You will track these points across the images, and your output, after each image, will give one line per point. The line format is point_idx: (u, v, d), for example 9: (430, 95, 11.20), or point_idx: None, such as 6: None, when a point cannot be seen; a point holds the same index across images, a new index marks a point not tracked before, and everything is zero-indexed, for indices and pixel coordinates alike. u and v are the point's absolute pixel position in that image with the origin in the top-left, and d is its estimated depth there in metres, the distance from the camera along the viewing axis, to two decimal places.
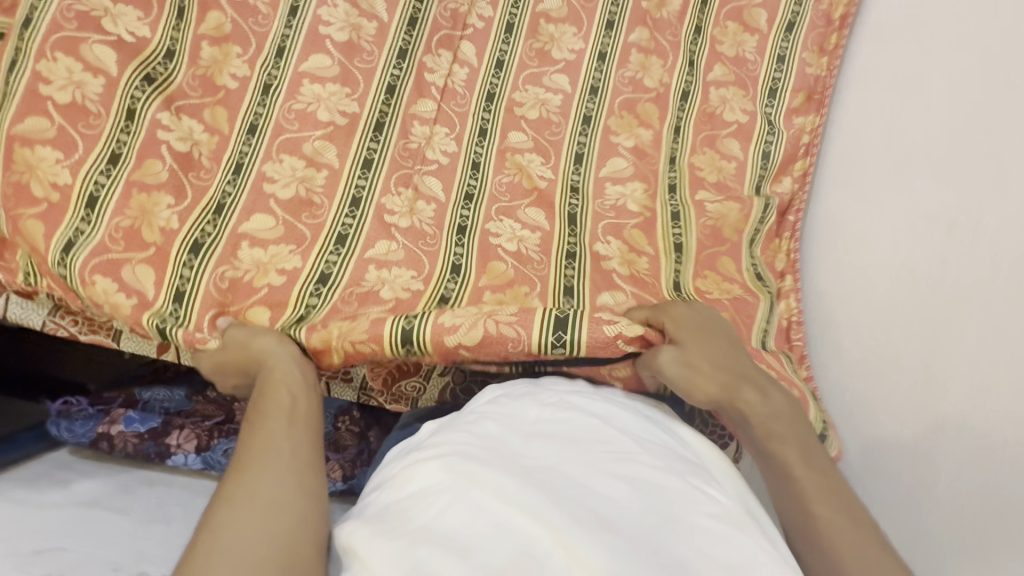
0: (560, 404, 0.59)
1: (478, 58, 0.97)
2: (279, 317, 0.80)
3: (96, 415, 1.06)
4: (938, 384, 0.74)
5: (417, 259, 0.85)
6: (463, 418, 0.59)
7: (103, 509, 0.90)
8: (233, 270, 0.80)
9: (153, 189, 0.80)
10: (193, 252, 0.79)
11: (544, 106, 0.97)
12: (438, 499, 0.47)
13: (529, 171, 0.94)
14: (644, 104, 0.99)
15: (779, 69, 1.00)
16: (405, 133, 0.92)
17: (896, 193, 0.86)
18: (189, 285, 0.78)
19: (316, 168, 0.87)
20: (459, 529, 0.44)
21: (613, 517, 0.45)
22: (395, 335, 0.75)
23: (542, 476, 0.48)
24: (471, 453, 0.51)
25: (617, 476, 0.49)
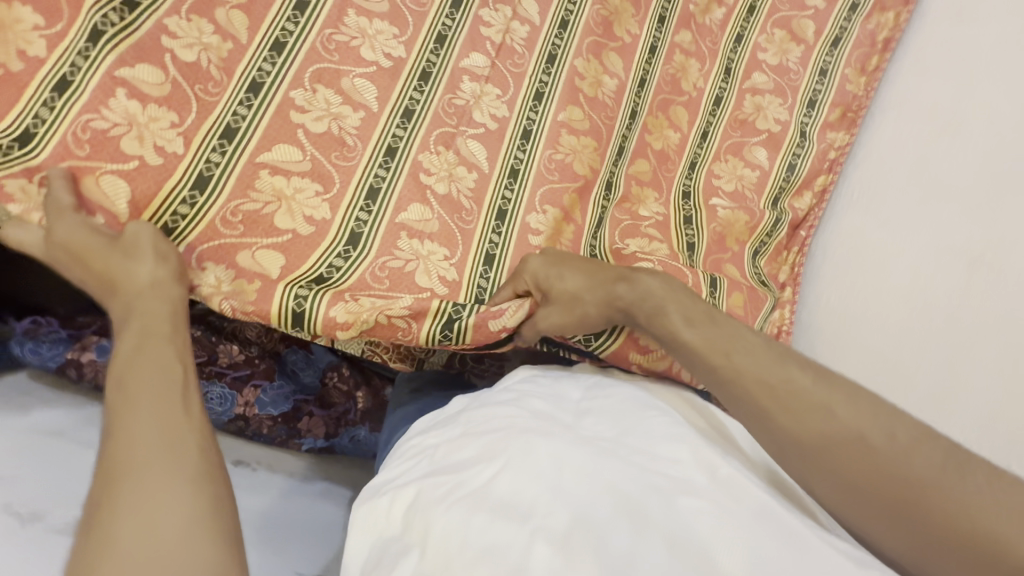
0: (600, 386, 0.63)
1: (540, 17, 0.94)
2: (294, 266, 0.76)
3: (65, 339, 0.98)
4: (949, 409, 0.78)
5: (450, 235, 0.83)
6: (499, 395, 0.61)
7: (69, 442, 0.85)
8: (249, 206, 0.76)
9: (149, 99, 0.74)
10: (196, 189, 0.75)
11: (600, 86, 0.95)
12: (490, 466, 0.49)
13: (580, 155, 0.92)
14: (677, 107, 0.98)
15: (821, 83, 1.01)
16: (452, 87, 0.89)
17: (920, 221, 0.90)
18: (184, 224, 0.74)
19: (353, 107, 0.84)
20: (518, 493, 0.46)
21: (680, 478, 0.47)
22: (435, 327, 0.75)
23: (602, 444, 0.51)
24: (524, 424, 0.54)
25: (676, 443, 0.52)
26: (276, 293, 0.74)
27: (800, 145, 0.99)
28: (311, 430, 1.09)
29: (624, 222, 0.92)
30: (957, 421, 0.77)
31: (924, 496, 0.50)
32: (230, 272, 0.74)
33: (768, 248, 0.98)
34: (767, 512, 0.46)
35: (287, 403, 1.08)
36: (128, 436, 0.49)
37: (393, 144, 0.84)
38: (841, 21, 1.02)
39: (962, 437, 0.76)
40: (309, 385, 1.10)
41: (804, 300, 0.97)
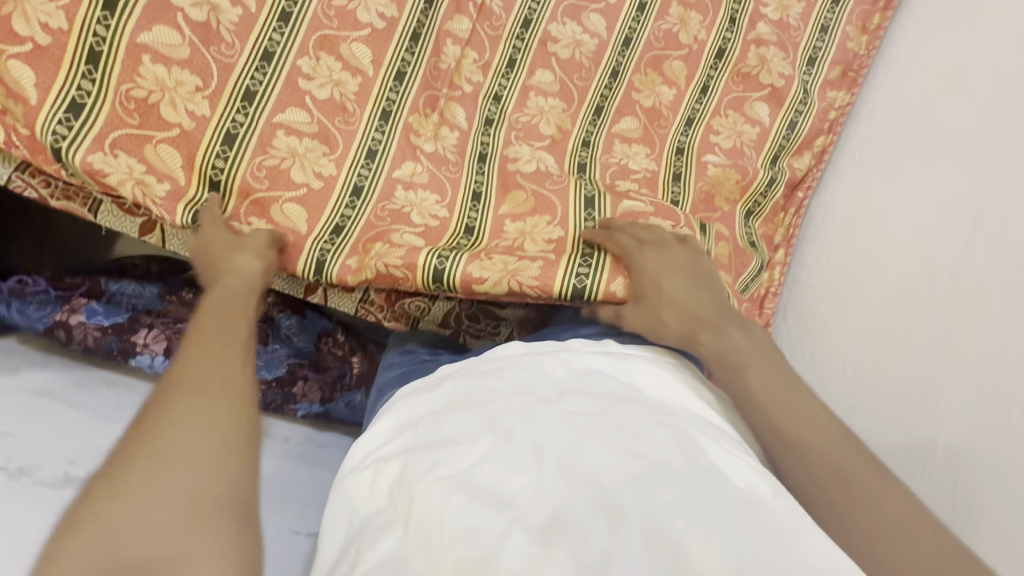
0: (586, 368, 0.61)
1: None
2: (317, 218, 0.75)
3: (54, 300, 0.96)
4: (950, 364, 0.76)
5: (440, 184, 0.81)
6: (490, 365, 0.61)
7: (57, 402, 0.84)
8: (271, 161, 0.75)
9: (173, 63, 0.71)
10: (226, 144, 0.73)
11: (579, 47, 0.91)
12: (476, 448, 0.50)
13: (548, 117, 0.88)
14: (672, 62, 0.95)
15: (822, 40, 0.99)
16: (437, 52, 0.85)
17: (923, 179, 0.89)
18: (224, 178, 0.73)
19: (353, 72, 0.79)
20: (497, 480, 0.48)
21: (657, 464, 0.48)
22: (428, 271, 0.74)
23: (580, 422, 0.52)
24: (515, 404, 0.54)
25: (659, 427, 0.52)
26: (304, 247, 0.74)
27: (802, 102, 0.98)
28: (306, 395, 1.07)
29: (618, 173, 0.90)
30: (958, 377, 0.75)
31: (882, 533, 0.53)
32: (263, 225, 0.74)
33: (762, 208, 0.98)
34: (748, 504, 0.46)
35: (283, 367, 1.07)
36: (185, 396, 0.51)
37: (387, 107, 0.81)
38: None
39: (961, 394, 0.74)
40: (304, 349, 1.09)
41: (800, 260, 0.99)
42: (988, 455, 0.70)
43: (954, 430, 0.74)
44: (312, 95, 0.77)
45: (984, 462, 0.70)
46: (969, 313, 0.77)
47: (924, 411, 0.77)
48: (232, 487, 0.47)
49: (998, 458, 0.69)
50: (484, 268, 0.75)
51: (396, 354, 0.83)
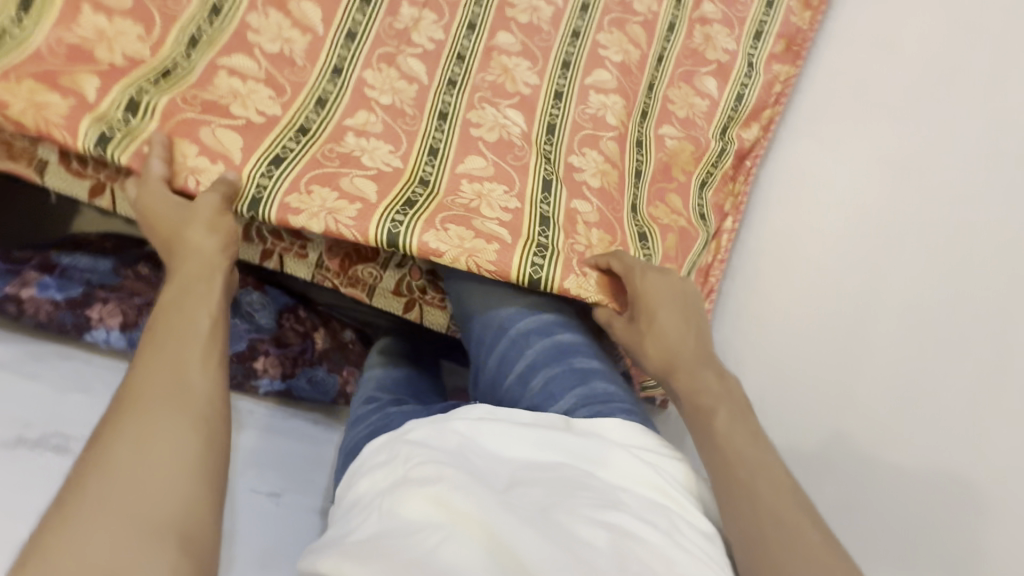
0: (549, 437, 0.58)
1: None
2: (254, 145, 0.74)
3: (2, 272, 0.94)
4: (874, 300, 0.87)
5: (395, 135, 0.82)
6: (450, 438, 0.56)
7: (5, 368, 0.82)
8: (215, 101, 0.75)
9: (116, 13, 0.73)
10: (160, 82, 0.73)
11: (535, 11, 0.94)
12: (435, 534, 0.47)
13: (514, 73, 0.90)
14: (632, 27, 0.98)
15: (768, 13, 1.03)
16: (392, 13, 0.87)
17: (857, 139, 0.99)
18: (148, 106, 0.72)
19: (302, 30, 0.81)
20: (459, 574, 0.44)
21: (597, 566, 0.45)
22: (380, 236, 0.74)
23: (536, 511, 0.49)
24: (469, 484, 0.50)
25: (603, 524, 0.48)
26: (241, 180, 0.72)
27: (747, 76, 1.02)
28: (265, 371, 1.03)
29: (587, 139, 0.91)
30: (880, 309, 0.86)
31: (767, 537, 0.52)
32: (195, 158, 0.72)
33: (714, 179, 1.01)
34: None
35: (242, 342, 1.04)
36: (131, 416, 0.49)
37: (338, 59, 0.82)
38: None
39: (886, 326, 0.85)
40: (265, 325, 1.07)
41: (750, 225, 1.04)
42: (907, 373, 0.81)
43: (881, 356, 0.83)
44: (264, 49, 0.79)
45: (901, 380, 0.81)
46: (881, 339, 0.84)
47: (852, 343, 0.86)
48: (188, 520, 0.46)
49: (913, 372, 0.80)
50: (442, 239, 0.75)
51: (362, 405, 0.81)
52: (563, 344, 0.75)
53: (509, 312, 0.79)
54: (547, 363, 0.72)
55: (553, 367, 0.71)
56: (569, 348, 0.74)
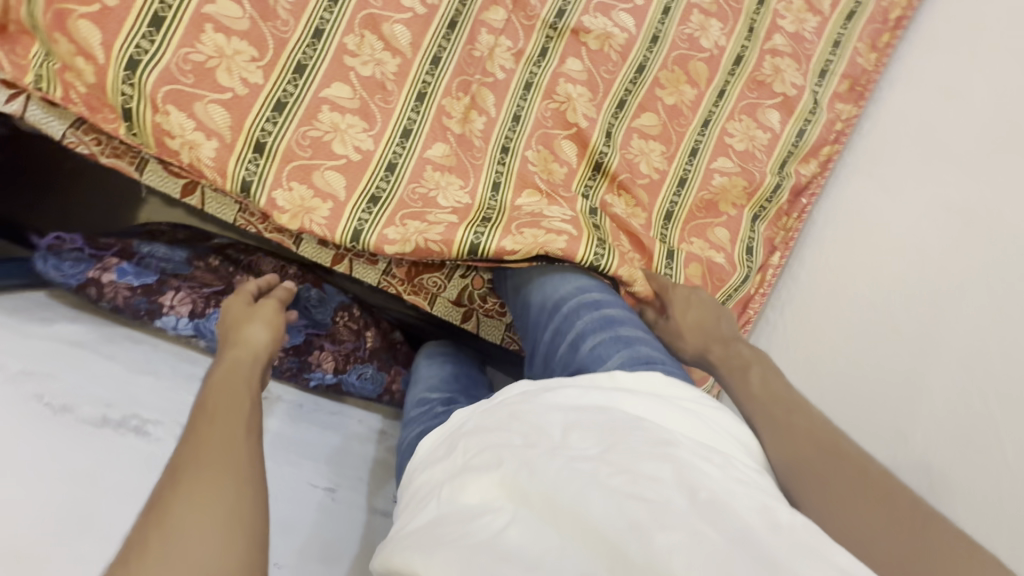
0: (591, 399, 0.58)
1: None
2: (355, 185, 0.80)
3: (88, 258, 1.00)
4: (932, 352, 0.84)
5: (464, 169, 0.86)
6: (499, 417, 0.59)
7: (91, 352, 0.88)
8: (315, 133, 0.79)
9: (233, 33, 0.76)
10: (275, 112, 0.77)
11: (608, 39, 0.96)
12: (499, 517, 0.48)
13: (575, 104, 0.93)
14: (697, 63, 1.00)
15: (834, 54, 1.04)
16: (472, 39, 0.90)
17: (919, 185, 0.97)
18: (271, 141, 0.77)
19: (393, 53, 0.84)
20: (526, 543, 0.45)
21: (659, 502, 0.44)
22: (464, 245, 0.81)
23: (585, 465, 0.49)
24: (523, 456, 0.51)
25: (662, 462, 0.48)
26: (343, 215, 0.79)
27: (812, 112, 1.03)
28: (321, 364, 1.08)
29: (627, 182, 0.95)
30: (940, 362, 0.82)
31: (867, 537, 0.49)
32: (304, 189, 0.78)
33: (768, 213, 1.04)
34: (745, 536, 0.41)
35: (300, 336, 1.07)
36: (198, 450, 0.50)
37: (422, 88, 0.86)
38: None
39: (942, 376, 0.81)
40: (321, 321, 1.12)
41: (799, 260, 1.08)
42: (965, 429, 0.76)
43: (936, 410, 0.80)
44: (356, 63, 0.82)
45: (961, 436, 0.76)
46: (940, 383, 0.81)
47: (909, 395, 0.84)
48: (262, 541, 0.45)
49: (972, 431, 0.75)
50: (514, 237, 0.83)
51: (415, 407, 0.89)
52: (609, 315, 0.74)
53: (559, 291, 0.80)
54: (595, 330, 0.71)
55: (603, 333, 0.71)
56: (617, 319, 0.74)
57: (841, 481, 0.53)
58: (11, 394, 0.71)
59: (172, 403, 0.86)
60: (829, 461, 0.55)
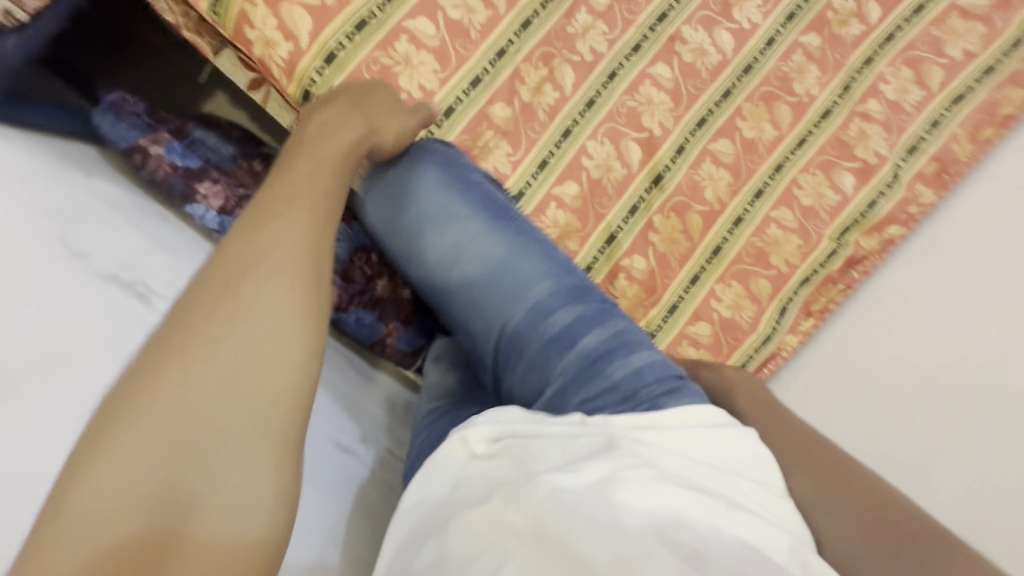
0: (583, 423, 0.62)
1: None
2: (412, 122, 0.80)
3: (142, 125, 1.02)
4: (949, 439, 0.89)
5: (518, 137, 0.85)
6: (485, 450, 0.59)
7: (121, 217, 0.90)
8: (386, 61, 0.79)
9: None
10: (356, 28, 0.78)
11: (702, 55, 0.93)
12: (491, 559, 0.49)
13: (651, 110, 0.91)
14: (783, 104, 0.96)
15: (929, 133, 0.98)
16: (568, 16, 0.88)
17: (977, 288, 0.96)
18: (343, 54, 0.77)
19: (485, 6, 0.83)
20: None
21: (632, 532, 0.51)
22: None
23: (578, 485, 0.53)
24: (508, 490, 0.53)
25: (638, 500, 0.53)
26: None
27: (889, 184, 0.98)
28: None
29: (681, 204, 0.92)
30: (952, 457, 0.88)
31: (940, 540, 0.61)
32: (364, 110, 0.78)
33: (815, 278, 0.98)
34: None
35: None
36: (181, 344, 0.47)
37: (502, 47, 0.84)
38: (971, 79, 0.99)
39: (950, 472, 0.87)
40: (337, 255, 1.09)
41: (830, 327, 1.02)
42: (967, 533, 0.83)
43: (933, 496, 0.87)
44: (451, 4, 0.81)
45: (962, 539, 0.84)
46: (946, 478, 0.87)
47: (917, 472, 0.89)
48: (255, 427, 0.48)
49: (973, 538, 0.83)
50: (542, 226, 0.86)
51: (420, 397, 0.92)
52: (589, 353, 0.71)
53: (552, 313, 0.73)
54: (578, 381, 0.70)
55: (588, 379, 0.70)
56: (604, 356, 0.72)
57: (838, 479, 0.69)
58: (38, 226, 0.70)
59: (180, 282, 0.87)
60: (846, 483, 0.68)
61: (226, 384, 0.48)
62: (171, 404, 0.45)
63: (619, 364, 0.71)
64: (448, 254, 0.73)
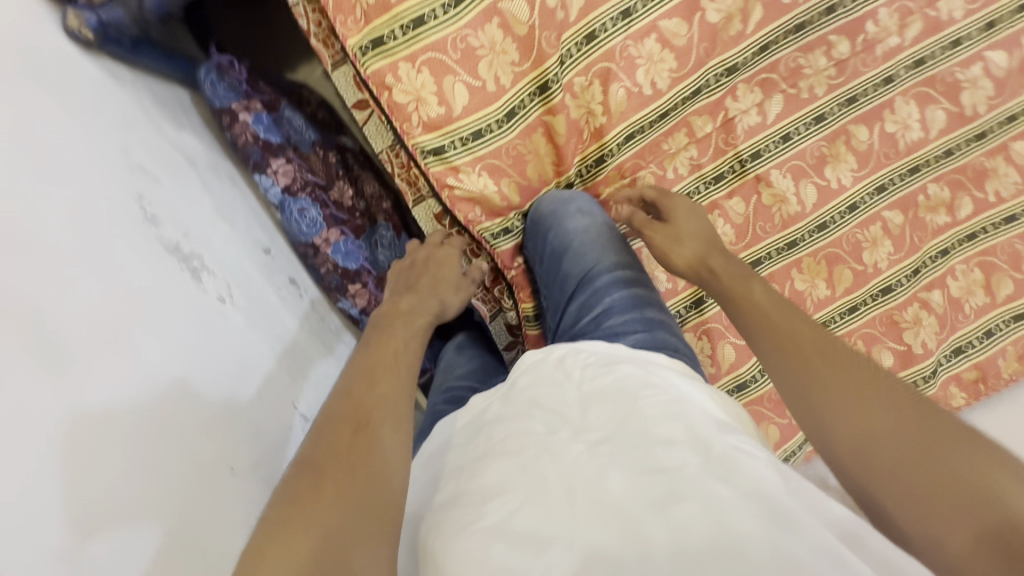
0: (603, 363, 0.65)
1: (775, 120, 0.89)
2: (518, 205, 0.88)
3: (239, 90, 1.06)
4: None
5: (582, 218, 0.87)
6: (516, 405, 0.63)
7: (197, 176, 0.92)
8: (523, 148, 0.83)
9: (483, 24, 0.76)
10: (505, 118, 0.80)
11: (782, 203, 0.90)
12: (508, 501, 0.54)
13: None
14: (844, 268, 0.95)
15: (979, 340, 0.98)
16: (669, 133, 0.87)
17: None
18: (487, 136, 0.81)
19: (596, 106, 0.84)
20: (537, 524, 0.51)
21: (672, 466, 0.51)
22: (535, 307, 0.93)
23: (599, 442, 0.56)
24: (546, 444, 0.57)
25: (672, 427, 0.55)
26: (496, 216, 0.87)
27: (926, 379, 0.97)
28: (354, 298, 1.13)
29: (715, 333, 0.94)
30: None
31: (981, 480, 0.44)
32: (486, 184, 0.83)
33: None
34: (777, 515, 0.47)
35: (355, 262, 1.12)
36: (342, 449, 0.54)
37: (602, 154, 0.87)
38: None
39: None
40: (378, 262, 1.16)
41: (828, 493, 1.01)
42: None
43: None
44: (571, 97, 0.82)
45: None
46: None
47: None
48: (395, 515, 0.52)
49: None
50: None
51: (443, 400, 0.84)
52: (641, 295, 0.78)
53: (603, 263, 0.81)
54: (624, 308, 0.76)
55: (630, 307, 0.76)
56: (646, 299, 0.78)
57: (908, 423, 0.49)
58: (124, 183, 0.71)
59: (232, 256, 0.90)
60: (860, 397, 0.52)
61: (372, 478, 0.53)
62: (331, 500, 0.50)
63: (654, 305, 0.77)
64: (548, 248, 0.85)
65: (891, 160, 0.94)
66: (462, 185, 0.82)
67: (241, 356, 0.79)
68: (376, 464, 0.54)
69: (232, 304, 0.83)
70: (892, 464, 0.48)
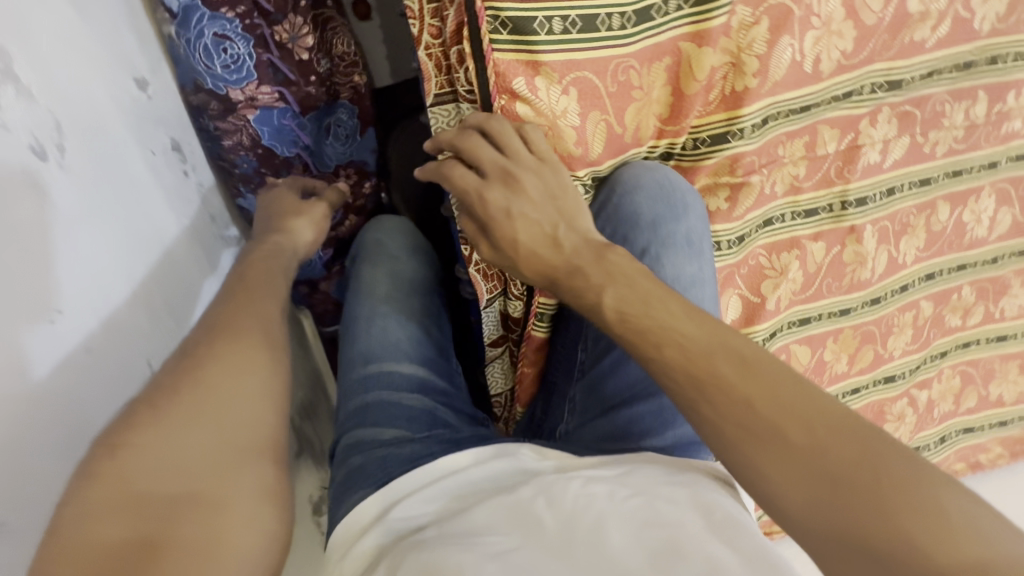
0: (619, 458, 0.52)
1: (891, 167, 0.73)
2: (603, 162, 0.60)
3: None
4: None
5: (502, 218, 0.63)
6: (514, 459, 0.52)
7: None
8: (633, 74, 0.56)
9: None
10: (635, 19, 0.54)
11: (857, 265, 0.77)
12: (502, 537, 0.44)
13: (782, 282, 0.74)
14: (869, 348, 0.86)
15: (931, 444, 0.99)
16: (791, 136, 0.66)
17: None
18: (598, 35, 0.53)
19: (748, 63, 0.59)
20: (515, 549, 0.43)
21: (675, 521, 0.44)
22: (546, 319, 0.64)
23: (598, 489, 0.47)
24: (541, 481, 0.48)
25: (675, 486, 0.48)
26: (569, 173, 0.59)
27: None
28: None
29: None
30: None
31: (903, 504, 0.37)
32: (565, 105, 0.55)
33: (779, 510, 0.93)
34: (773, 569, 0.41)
35: (287, 148, 0.71)
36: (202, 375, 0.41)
37: (728, 130, 0.62)
38: (988, 422, 1.01)
39: None
40: (325, 155, 0.75)
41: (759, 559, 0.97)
42: None
43: None
44: (724, 35, 0.57)
45: None
46: None
47: None
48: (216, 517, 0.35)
49: None
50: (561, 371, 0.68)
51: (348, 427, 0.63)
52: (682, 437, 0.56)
53: (636, 382, 0.57)
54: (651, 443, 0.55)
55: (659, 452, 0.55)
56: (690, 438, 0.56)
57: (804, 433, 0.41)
58: None
59: (75, 75, 0.44)
60: (785, 412, 0.42)
61: (208, 436, 0.38)
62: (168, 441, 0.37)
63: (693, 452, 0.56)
64: (635, 381, 0.57)
65: (951, 250, 0.86)
66: (533, 100, 0.54)
67: (52, 263, 0.38)
68: (221, 406, 0.40)
69: (66, 172, 0.41)
70: (835, 503, 0.39)
